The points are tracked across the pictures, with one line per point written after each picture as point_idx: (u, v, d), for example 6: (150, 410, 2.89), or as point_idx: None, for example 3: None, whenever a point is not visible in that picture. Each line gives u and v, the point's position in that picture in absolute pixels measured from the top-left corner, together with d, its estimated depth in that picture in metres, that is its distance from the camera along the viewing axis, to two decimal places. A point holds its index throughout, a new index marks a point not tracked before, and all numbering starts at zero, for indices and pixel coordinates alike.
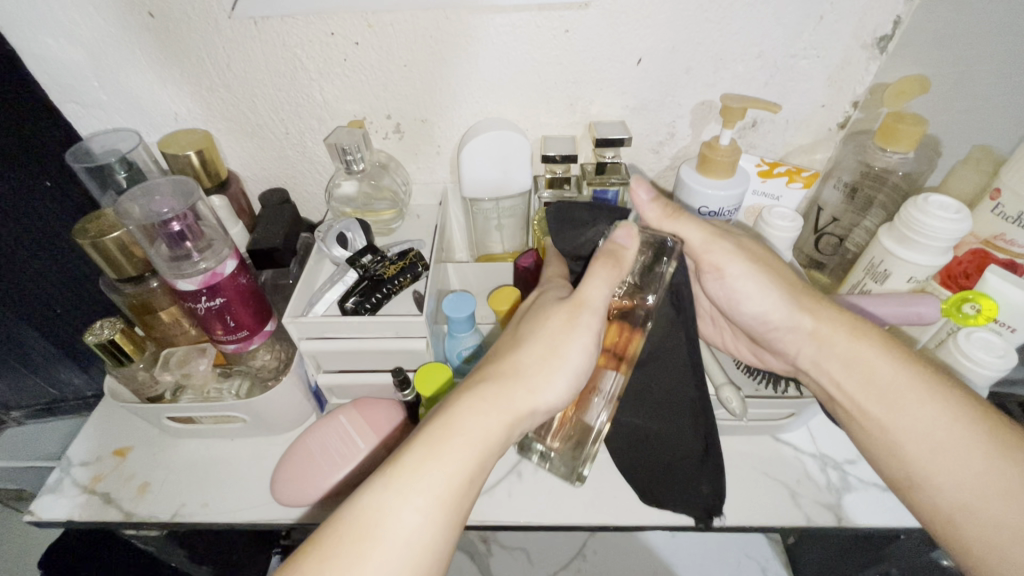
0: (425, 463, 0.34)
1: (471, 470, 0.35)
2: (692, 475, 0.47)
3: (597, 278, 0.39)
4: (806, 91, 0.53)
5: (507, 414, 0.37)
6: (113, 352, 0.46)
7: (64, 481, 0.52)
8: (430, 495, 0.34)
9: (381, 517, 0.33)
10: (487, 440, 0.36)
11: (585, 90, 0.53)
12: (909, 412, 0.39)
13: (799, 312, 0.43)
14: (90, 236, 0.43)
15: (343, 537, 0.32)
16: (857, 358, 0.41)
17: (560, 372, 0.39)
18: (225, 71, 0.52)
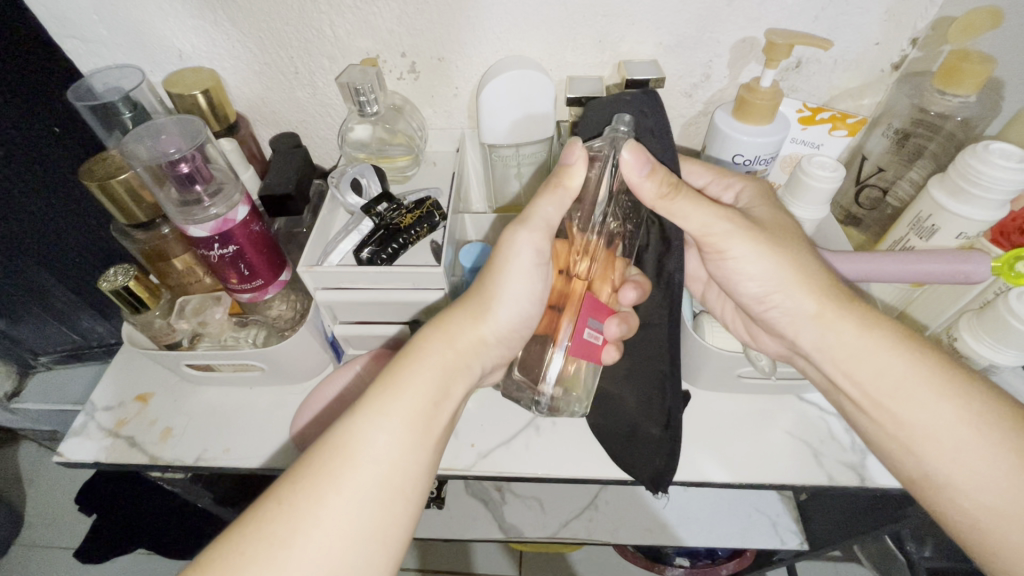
0: (388, 391, 0.34)
1: (433, 397, 0.35)
2: (648, 438, 0.46)
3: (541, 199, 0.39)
4: (859, 26, 0.48)
5: (458, 343, 0.38)
6: (128, 299, 0.46)
7: (89, 425, 0.53)
8: (396, 417, 0.33)
9: (348, 436, 0.32)
10: (442, 368, 0.37)
11: (615, 25, 0.49)
12: (904, 389, 0.36)
13: (805, 295, 0.39)
14: (97, 177, 0.42)
15: (318, 462, 0.31)
16: (862, 350, 0.38)
17: (501, 300, 0.40)
18: (229, 2, 0.48)
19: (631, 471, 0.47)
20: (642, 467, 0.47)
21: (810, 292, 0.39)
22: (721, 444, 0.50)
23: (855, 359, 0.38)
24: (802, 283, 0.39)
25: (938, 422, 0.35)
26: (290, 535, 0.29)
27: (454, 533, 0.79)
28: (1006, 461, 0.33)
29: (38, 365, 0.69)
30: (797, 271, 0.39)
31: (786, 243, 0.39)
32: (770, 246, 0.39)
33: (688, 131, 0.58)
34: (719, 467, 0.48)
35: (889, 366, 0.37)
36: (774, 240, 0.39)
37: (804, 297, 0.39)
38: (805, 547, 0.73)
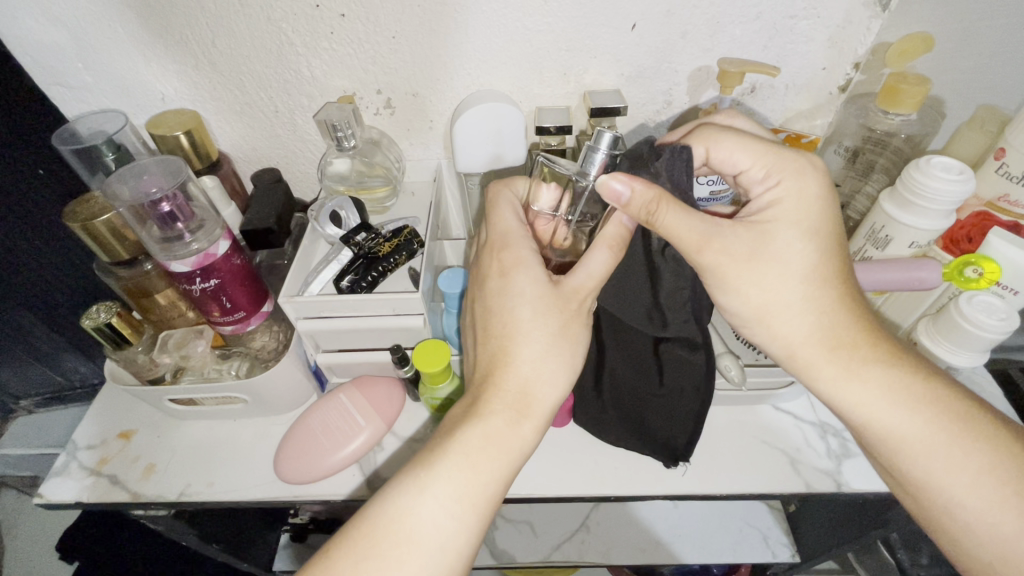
0: (456, 469, 0.36)
1: (495, 482, 0.37)
2: (674, 422, 0.48)
3: (594, 261, 0.39)
4: (805, 53, 0.51)
5: (525, 425, 0.38)
6: (111, 335, 0.46)
7: (71, 464, 0.53)
8: (460, 501, 0.35)
9: (413, 519, 0.34)
10: (509, 447, 0.38)
11: (578, 59, 0.52)
12: (861, 396, 0.40)
13: (789, 305, 0.40)
14: (81, 218, 0.43)
15: (382, 540, 0.34)
16: (809, 349, 0.41)
17: (563, 377, 0.40)
18: (211, 48, 0.51)
19: (648, 453, 0.50)
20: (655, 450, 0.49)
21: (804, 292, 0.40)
22: (700, 455, 0.51)
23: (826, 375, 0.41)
24: (777, 323, 0.41)
25: (881, 404, 0.40)
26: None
27: None
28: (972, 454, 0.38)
29: (20, 407, 0.69)
30: (798, 295, 0.40)
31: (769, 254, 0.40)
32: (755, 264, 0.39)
33: None
34: (700, 479, 0.49)
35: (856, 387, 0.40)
36: (770, 264, 0.39)
37: (787, 310, 0.40)
38: (797, 560, 0.73)
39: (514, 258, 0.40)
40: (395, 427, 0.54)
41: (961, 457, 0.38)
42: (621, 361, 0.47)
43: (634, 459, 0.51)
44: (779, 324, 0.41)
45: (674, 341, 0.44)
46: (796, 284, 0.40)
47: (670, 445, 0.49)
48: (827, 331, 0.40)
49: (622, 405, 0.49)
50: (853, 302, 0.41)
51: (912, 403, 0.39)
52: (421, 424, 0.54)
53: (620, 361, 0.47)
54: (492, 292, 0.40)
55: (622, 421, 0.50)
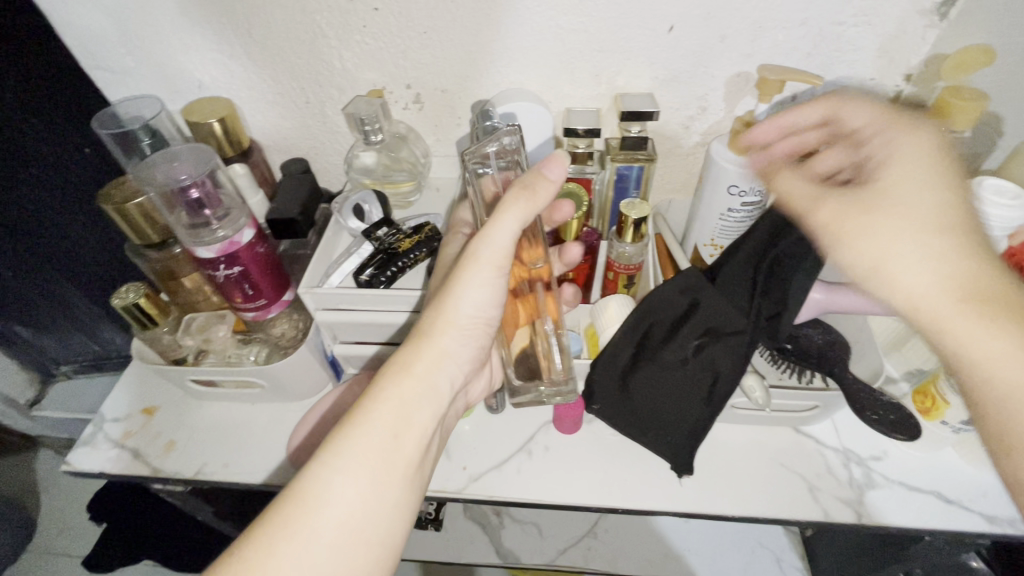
0: (346, 433, 0.33)
1: (388, 437, 0.34)
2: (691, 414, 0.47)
3: (507, 215, 0.38)
4: (852, 62, 0.49)
5: (416, 371, 0.36)
6: (138, 315, 0.48)
7: (97, 435, 0.55)
8: (347, 459, 0.32)
9: (304, 487, 0.32)
10: (399, 398, 0.35)
11: (611, 60, 0.51)
12: (977, 351, 0.34)
13: (883, 241, 0.37)
14: (114, 201, 0.44)
15: (274, 512, 0.31)
16: (940, 300, 0.35)
17: (453, 323, 0.38)
18: (247, 37, 0.51)
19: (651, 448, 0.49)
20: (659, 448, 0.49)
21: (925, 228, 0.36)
22: (713, 473, 0.49)
23: (944, 319, 0.35)
24: (889, 263, 0.36)
25: (983, 355, 0.34)
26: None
27: (451, 556, 0.79)
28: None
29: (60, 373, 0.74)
30: (909, 239, 0.36)
31: (874, 206, 0.38)
32: (875, 215, 0.37)
33: (686, 161, 0.60)
34: (712, 498, 0.48)
35: (979, 346, 0.33)
36: (899, 200, 0.37)
37: (877, 233, 0.37)
38: None
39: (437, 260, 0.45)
40: None
41: None
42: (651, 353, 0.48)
43: (646, 473, 0.50)
44: (902, 274, 0.36)
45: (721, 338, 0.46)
46: (914, 218, 0.37)
47: (677, 449, 0.48)
48: (951, 283, 0.35)
49: (652, 393, 0.48)
50: (989, 274, 0.35)
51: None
52: None
53: (649, 352, 0.48)
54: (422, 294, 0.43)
55: (635, 416, 0.49)
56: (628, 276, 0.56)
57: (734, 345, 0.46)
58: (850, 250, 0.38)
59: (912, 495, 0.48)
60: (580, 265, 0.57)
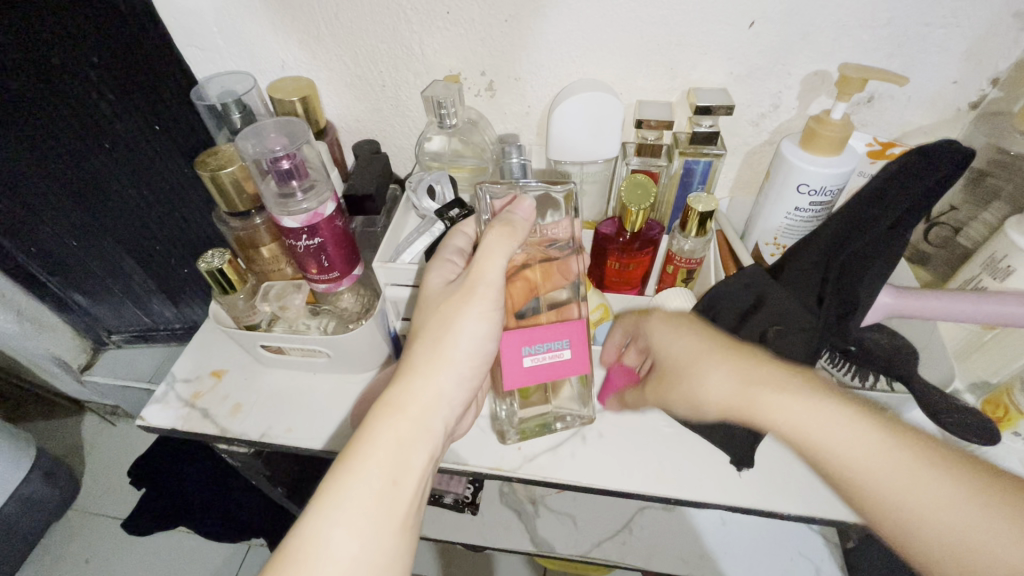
0: (340, 485, 0.33)
1: (386, 482, 0.34)
2: None
3: (495, 252, 0.40)
4: (937, 64, 0.48)
5: (410, 410, 0.37)
6: (220, 279, 0.50)
7: (169, 394, 0.57)
8: (349, 510, 0.33)
9: (312, 539, 0.32)
10: (396, 442, 0.36)
11: (688, 54, 0.51)
12: (862, 466, 0.33)
13: (723, 366, 0.40)
14: (210, 168, 0.46)
15: (283, 563, 0.31)
16: (820, 430, 0.35)
17: (447, 367, 0.39)
18: (334, 21, 0.53)
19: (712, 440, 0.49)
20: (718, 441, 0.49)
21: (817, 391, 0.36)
22: (769, 470, 0.49)
23: (852, 463, 0.33)
24: (789, 424, 0.36)
25: (904, 482, 0.32)
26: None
27: (485, 539, 0.80)
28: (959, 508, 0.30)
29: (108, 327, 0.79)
30: (803, 402, 0.36)
31: (752, 364, 0.39)
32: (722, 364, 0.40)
33: (752, 158, 0.60)
34: (767, 494, 0.48)
35: (843, 436, 0.34)
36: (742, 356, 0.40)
37: (785, 402, 0.36)
38: None
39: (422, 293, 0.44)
40: None
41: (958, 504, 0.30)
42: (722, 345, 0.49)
43: (700, 465, 0.50)
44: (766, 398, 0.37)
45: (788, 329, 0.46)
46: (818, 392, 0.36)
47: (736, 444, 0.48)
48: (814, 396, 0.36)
49: None
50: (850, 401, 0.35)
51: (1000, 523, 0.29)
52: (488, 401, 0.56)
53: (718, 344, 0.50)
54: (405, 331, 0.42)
55: None
56: (687, 270, 0.57)
57: (805, 337, 0.46)
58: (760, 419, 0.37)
59: None
60: (641, 258, 0.57)
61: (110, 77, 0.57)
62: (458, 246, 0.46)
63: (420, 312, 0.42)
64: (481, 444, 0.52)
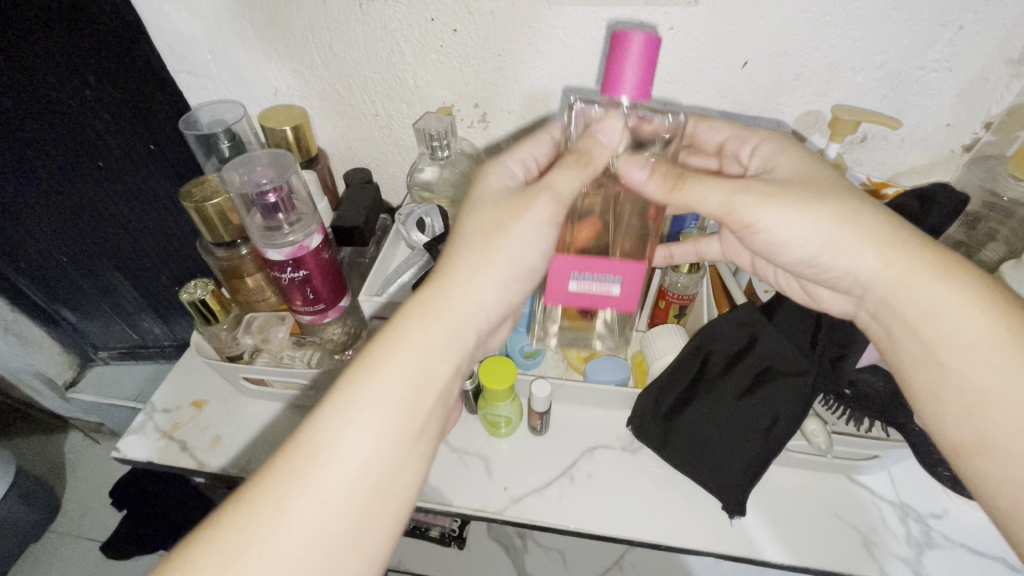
0: (359, 382, 0.30)
1: (407, 387, 0.31)
2: (747, 451, 0.46)
3: (567, 172, 0.35)
4: (930, 107, 0.48)
5: (442, 312, 0.32)
6: (202, 310, 0.49)
7: (147, 425, 0.56)
8: (365, 410, 0.30)
9: (321, 437, 0.29)
10: (425, 345, 0.32)
11: (682, 91, 0.51)
12: (953, 327, 0.33)
13: (863, 251, 0.35)
14: (194, 199, 0.45)
15: (287, 459, 0.29)
16: (972, 353, 0.33)
17: (493, 274, 0.34)
18: (328, 50, 0.53)
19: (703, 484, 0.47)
20: (709, 485, 0.47)
21: (974, 313, 0.33)
22: (764, 517, 0.48)
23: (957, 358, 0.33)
24: (922, 299, 0.34)
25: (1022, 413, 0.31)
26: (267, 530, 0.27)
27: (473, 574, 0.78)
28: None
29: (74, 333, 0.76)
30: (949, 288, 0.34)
31: (862, 218, 0.35)
32: (805, 206, 0.36)
33: None
34: (759, 541, 0.46)
35: (980, 356, 0.33)
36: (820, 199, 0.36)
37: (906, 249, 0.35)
38: None
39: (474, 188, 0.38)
40: (449, 437, 0.55)
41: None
42: (711, 387, 0.48)
43: (691, 510, 0.48)
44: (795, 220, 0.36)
45: (781, 373, 0.45)
46: (964, 290, 0.34)
47: (728, 489, 0.46)
48: (901, 264, 0.35)
49: (706, 422, 0.47)
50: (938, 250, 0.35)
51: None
52: (474, 437, 0.54)
53: (707, 385, 0.48)
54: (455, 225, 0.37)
55: (684, 449, 0.48)
56: (679, 306, 0.57)
57: (796, 383, 0.44)
58: (884, 256, 0.35)
59: (975, 558, 0.45)
60: None
61: (104, 96, 0.56)
62: (525, 159, 0.40)
63: (472, 203, 0.37)
64: (466, 483, 0.51)
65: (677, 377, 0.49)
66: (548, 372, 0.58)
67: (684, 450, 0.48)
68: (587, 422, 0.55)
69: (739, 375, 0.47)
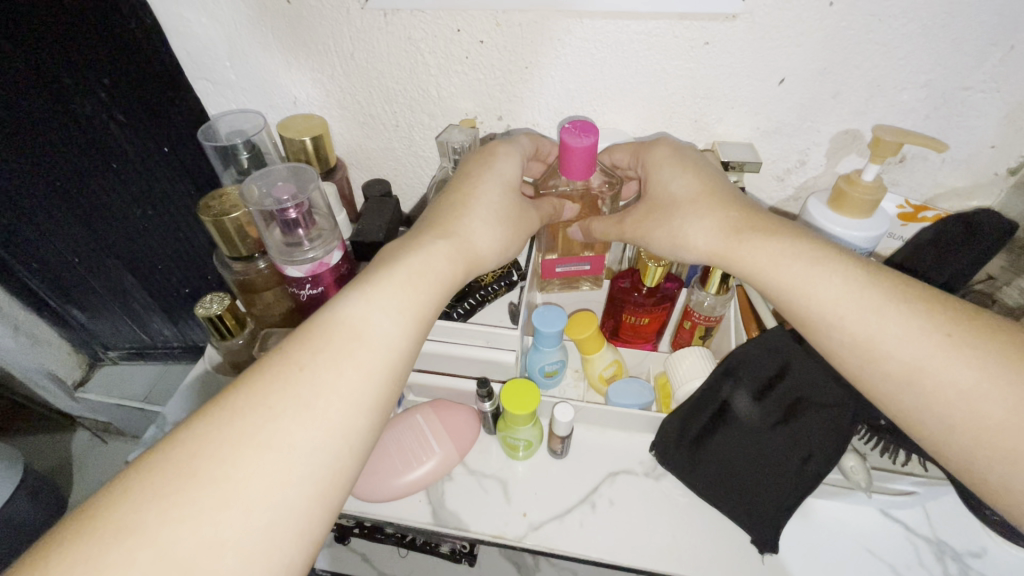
0: (394, 283, 0.35)
1: (429, 302, 0.37)
2: (780, 486, 0.44)
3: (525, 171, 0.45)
4: (974, 128, 0.46)
5: (459, 248, 0.40)
6: (218, 325, 0.48)
7: (158, 438, 0.55)
8: (400, 307, 0.35)
9: (362, 321, 0.33)
10: (444, 269, 0.38)
11: (714, 107, 0.49)
12: (847, 306, 0.34)
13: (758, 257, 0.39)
14: (212, 213, 0.44)
15: (330, 336, 0.32)
16: (884, 328, 0.33)
17: (488, 219, 0.42)
18: (349, 60, 0.52)
19: (732, 517, 0.46)
20: (739, 517, 0.46)
21: (861, 291, 0.34)
22: (792, 552, 0.46)
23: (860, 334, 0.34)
24: (789, 287, 0.37)
25: (909, 352, 0.32)
26: (310, 396, 0.30)
27: None
28: (968, 374, 0.31)
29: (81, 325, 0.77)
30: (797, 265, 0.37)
31: (750, 226, 0.40)
32: (688, 225, 0.42)
33: (775, 213, 0.58)
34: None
35: (844, 314, 0.34)
36: (692, 215, 0.42)
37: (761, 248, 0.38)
38: None
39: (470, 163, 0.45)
40: (466, 458, 0.53)
41: (925, 337, 0.32)
42: (742, 419, 0.46)
43: (718, 542, 0.47)
44: (689, 233, 0.42)
45: (816, 406, 0.44)
46: (823, 261, 0.36)
47: (760, 524, 0.44)
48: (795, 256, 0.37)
49: (736, 454, 0.46)
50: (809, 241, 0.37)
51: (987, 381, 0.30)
52: (491, 459, 0.53)
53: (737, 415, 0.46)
54: (452, 189, 0.43)
55: (713, 483, 0.47)
56: (706, 327, 0.55)
57: (829, 417, 0.43)
58: (741, 268, 0.40)
59: None
60: (657, 313, 0.55)
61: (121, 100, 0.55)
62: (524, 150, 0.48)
63: (471, 172, 0.44)
64: (483, 508, 0.50)
65: (704, 404, 0.47)
66: (568, 393, 0.57)
67: (712, 481, 0.47)
68: (608, 446, 0.53)
69: (770, 406, 0.45)
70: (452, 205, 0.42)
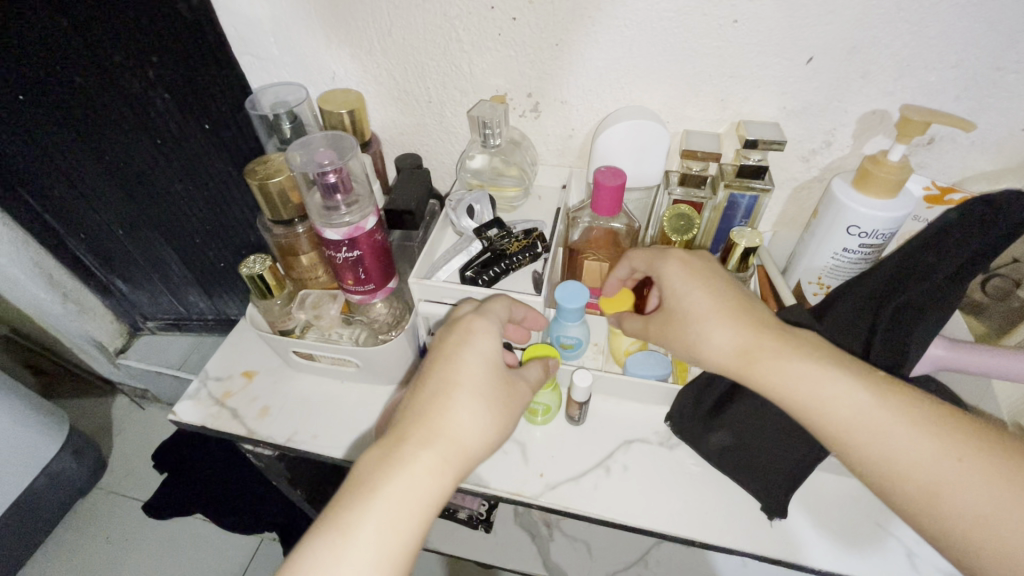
0: (365, 511, 0.34)
1: (414, 524, 0.35)
2: (792, 456, 0.45)
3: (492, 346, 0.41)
4: (1006, 110, 0.46)
5: (443, 474, 0.37)
6: (260, 285, 0.51)
7: (201, 391, 0.59)
8: (376, 552, 0.33)
9: (333, 563, 0.33)
10: (426, 490, 0.36)
11: (741, 86, 0.50)
12: (884, 437, 0.33)
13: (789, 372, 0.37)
14: (259, 177, 0.47)
15: None
16: (902, 452, 0.33)
17: (464, 408, 0.38)
18: (387, 36, 0.54)
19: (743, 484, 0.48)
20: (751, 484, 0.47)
21: (881, 408, 0.34)
22: (801, 522, 0.47)
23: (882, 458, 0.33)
24: (802, 398, 0.36)
25: (929, 474, 0.32)
26: None
27: (497, 558, 0.80)
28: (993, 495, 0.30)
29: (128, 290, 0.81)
30: (847, 389, 0.35)
31: (779, 341, 0.38)
32: (723, 319, 0.40)
33: (799, 194, 0.58)
34: (796, 545, 0.46)
35: (881, 434, 0.33)
36: (718, 321, 0.40)
37: (785, 363, 0.37)
38: None
39: (451, 343, 0.41)
40: None
41: (954, 460, 0.32)
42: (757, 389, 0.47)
43: (728, 509, 0.48)
44: (713, 334, 0.40)
45: None
46: (847, 372, 0.36)
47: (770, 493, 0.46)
48: (834, 376, 0.35)
49: (750, 423, 0.47)
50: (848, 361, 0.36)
51: (1002, 490, 0.30)
52: None
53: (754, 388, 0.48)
54: (432, 370, 0.40)
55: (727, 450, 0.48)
56: None
57: None
58: (762, 382, 0.38)
59: None
60: None
61: None
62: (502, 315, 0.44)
63: (447, 359, 0.40)
64: (503, 467, 0.52)
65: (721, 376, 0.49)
66: (587, 364, 0.58)
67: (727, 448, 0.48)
68: (624, 416, 0.55)
69: None
70: (435, 385, 0.39)
